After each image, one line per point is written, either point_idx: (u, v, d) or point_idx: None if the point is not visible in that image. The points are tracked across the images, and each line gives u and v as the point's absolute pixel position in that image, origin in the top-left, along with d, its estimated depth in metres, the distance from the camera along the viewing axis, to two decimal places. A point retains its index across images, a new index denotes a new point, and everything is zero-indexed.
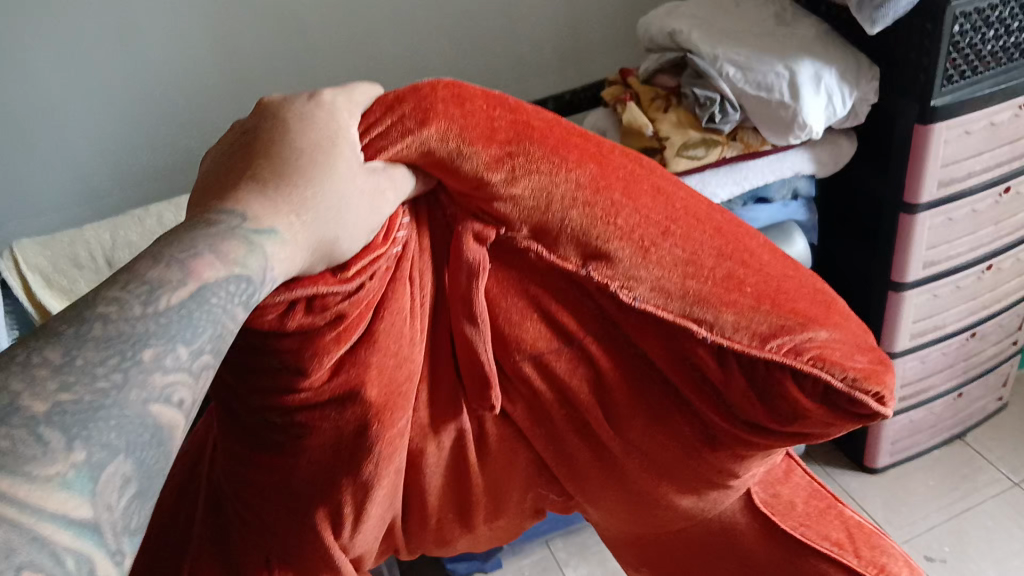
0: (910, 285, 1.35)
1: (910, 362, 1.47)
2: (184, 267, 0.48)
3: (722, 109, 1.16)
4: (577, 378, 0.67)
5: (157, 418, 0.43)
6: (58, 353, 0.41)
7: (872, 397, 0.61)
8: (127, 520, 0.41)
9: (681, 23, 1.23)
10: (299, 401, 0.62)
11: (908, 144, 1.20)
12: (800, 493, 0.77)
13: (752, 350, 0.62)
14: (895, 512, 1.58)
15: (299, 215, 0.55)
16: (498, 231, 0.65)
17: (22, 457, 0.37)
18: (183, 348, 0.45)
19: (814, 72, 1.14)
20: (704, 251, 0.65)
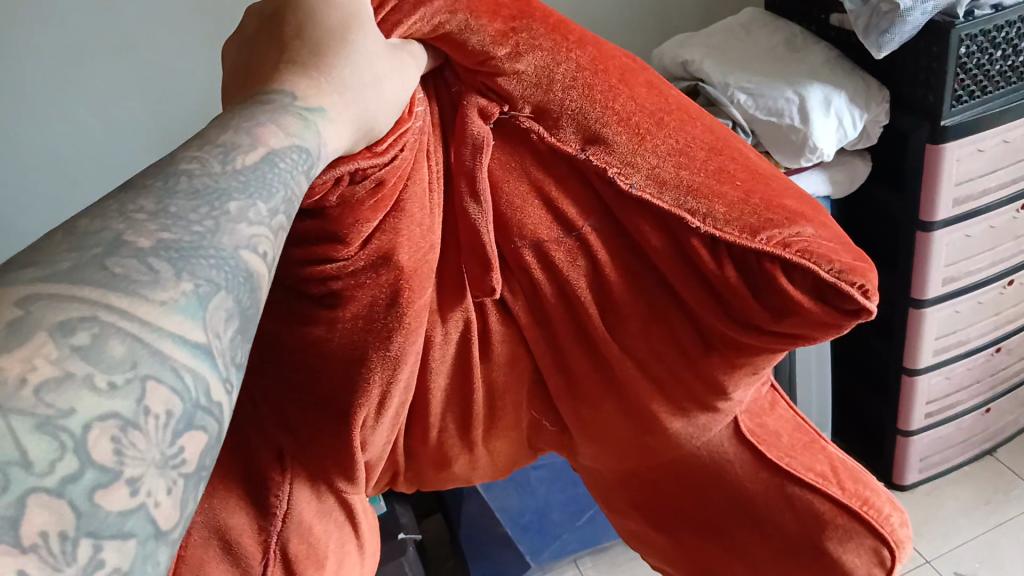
0: (930, 301, 1.36)
1: (936, 379, 1.48)
2: (250, 133, 0.45)
3: (734, 135, 1.20)
4: (577, 270, 0.62)
5: (248, 265, 0.40)
6: (151, 202, 0.39)
7: (858, 292, 0.56)
8: (234, 353, 0.39)
9: (693, 54, 1.28)
10: (328, 270, 0.56)
11: (921, 165, 1.22)
12: (785, 426, 0.70)
13: (743, 241, 0.57)
14: (925, 528, 1.57)
15: (342, 94, 0.51)
16: (501, 109, 0.61)
17: (135, 282, 0.35)
18: (262, 203, 0.43)
19: (823, 96, 1.18)
20: (694, 144, 0.61)
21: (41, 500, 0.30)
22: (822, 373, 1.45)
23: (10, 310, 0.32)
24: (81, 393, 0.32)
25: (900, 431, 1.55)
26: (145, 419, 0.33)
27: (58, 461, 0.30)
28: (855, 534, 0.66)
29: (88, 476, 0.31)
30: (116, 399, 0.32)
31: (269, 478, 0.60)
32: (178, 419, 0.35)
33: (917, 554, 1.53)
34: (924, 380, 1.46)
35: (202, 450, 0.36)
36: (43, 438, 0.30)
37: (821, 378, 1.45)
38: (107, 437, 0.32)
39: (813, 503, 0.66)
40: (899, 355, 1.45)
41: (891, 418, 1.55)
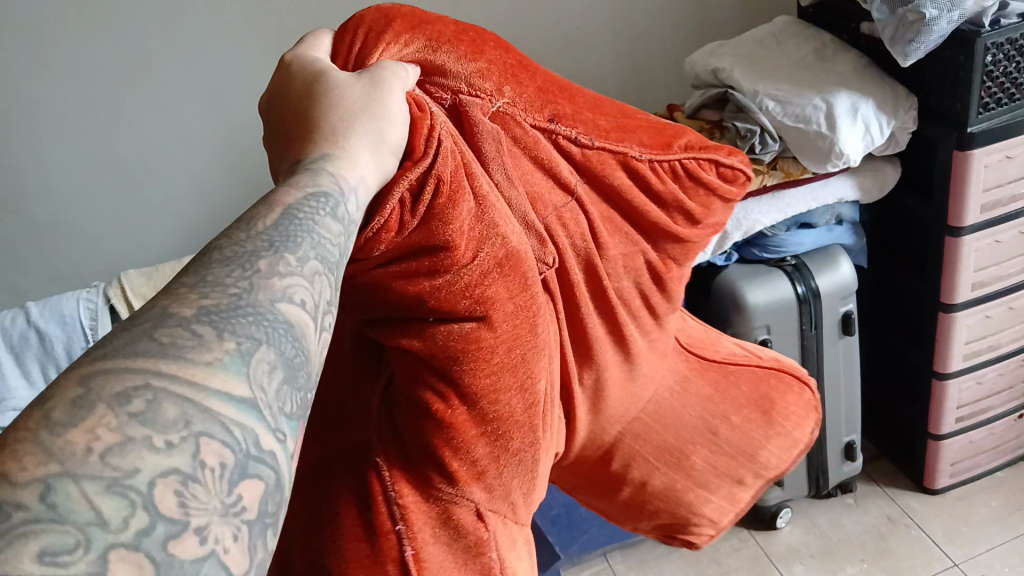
0: (960, 306, 1.37)
1: (966, 384, 1.48)
2: (268, 201, 0.43)
3: (762, 141, 1.23)
4: (584, 233, 0.59)
5: (287, 315, 0.38)
6: (191, 276, 0.38)
7: (739, 161, 0.66)
8: (286, 404, 0.36)
9: (724, 61, 1.32)
10: (433, 286, 0.50)
11: (949, 171, 1.24)
12: (688, 331, 0.78)
13: (669, 154, 0.62)
14: (955, 533, 1.57)
15: (352, 131, 0.49)
16: (478, 100, 0.56)
17: (182, 346, 0.34)
18: (290, 254, 0.40)
19: (850, 104, 1.20)
20: (603, 102, 0.64)
21: (121, 555, 0.29)
22: (852, 376, 1.47)
23: (71, 388, 0.31)
24: (142, 453, 0.30)
25: (931, 436, 1.56)
26: (205, 473, 0.32)
27: (131, 516, 0.29)
28: (787, 386, 0.77)
29: (160, 530, 0.30)
30: (175, 454, 0.31)
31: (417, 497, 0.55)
32: (235, 469, 0.33)
33: (946, 558, 1.52)
34: (955, 385, 1.47)
35: (263, 498, 0.33)
36: (113, 498, 0.29)
37: (850, 381, 1.47)
38: (172, 492, 0.30)
39: (755, 376, 0.76)
40: (929, 359, 1.47)
41: (922, 422, 1.56)
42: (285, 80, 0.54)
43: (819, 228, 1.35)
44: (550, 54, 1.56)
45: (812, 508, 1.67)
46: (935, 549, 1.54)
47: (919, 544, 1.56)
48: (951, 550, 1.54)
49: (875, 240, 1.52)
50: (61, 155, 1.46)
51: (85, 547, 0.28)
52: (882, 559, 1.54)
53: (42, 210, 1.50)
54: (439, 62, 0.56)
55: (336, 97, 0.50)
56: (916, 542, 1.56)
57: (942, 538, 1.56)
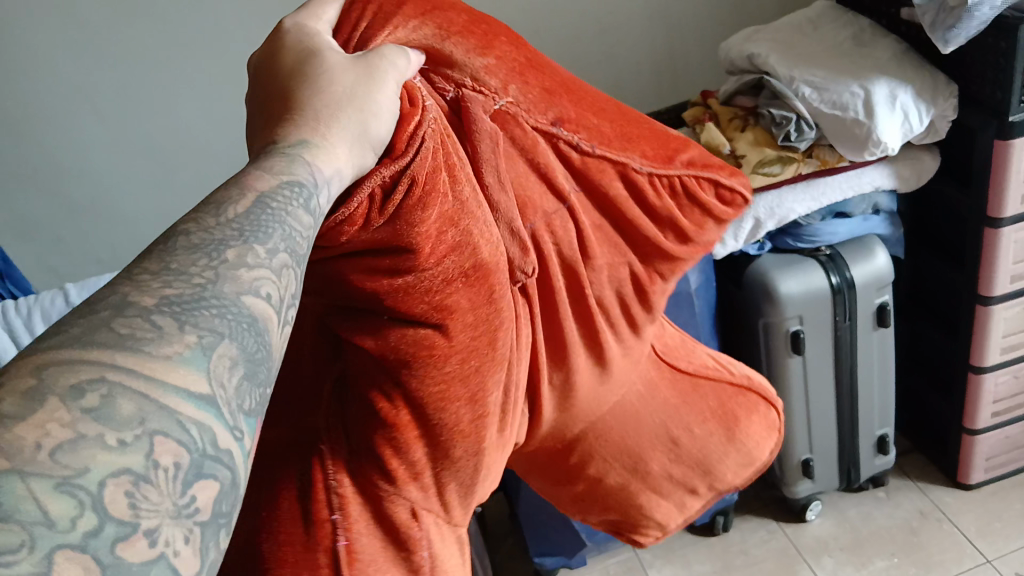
0: (997, 298, 1.35)
1: (1002, 378, 1.46)
2: (240, 185, 0.44)
3: (799, 128, 1.21)
4: (570, 237, 0.61)
5: (251, 308, 0.39)
6: (155, 263, 0.38)
7: (739, 186, 0.69)
8: (243, 402, 0.37)
9: (760, 47, 1.31)
10: (394, 286, 0.52)
11: (989, 161, 1.21)
12: (669, 338, 0.80)
13: (671, 168, 0.65)
14: (989, 528, 1.55)
15: (330, 118, 0.49)
16: (490, 100, 0.58)
17: (141, 340, 0.35)
18: (259, 246, 0.41)
19: (889, 91, 1.18)
20: (609, 109, 0.65)
21: (67, 555, 0.29)
22: (885, 369, 1.45)
23: (25, 380, 0.32)
24: (95, 451, 0.31)
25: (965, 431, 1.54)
26: (157, 473, 0.33)
27: (78, 518, 0.30)
28: (752, 405, 0.81)
29: (110, 529, 0.31)
30: (128, 453, 0.32)
31: (374, 495, 0.58)
32: (187, 468, 0.34)
33: (978, 553, 1.50)
34: (991, 379, 1.45)
35: (216, 498, 0.35)
36: (62, 497, 0.30)
37: (884, 373, 1.45)
38: (123, 490, 0.31)
39: (724, 394, 0.79)
40: (964, 352, 1.44)
41: (956, 416, 1.53)
42: (280, 51, 0.53)
43: (854, 218, 1.34)
44: (584, 40, 1.55)
45: (842, 501, 1.65)
46: (967, 544, 1.52)
47: (951, 539, 1.54)
48: (984, 545, 1.52)
49: (912, 231, 1.49)
50: (100, 139, 1.48)
51: (30, 546, 0.29)
52: (913, 553, 1.53)
53: (81, 193, 1.53)
54: (455, 57, 0.57)
55: (329, 81, 0.50)
56: (948, 536, 1.54)
57: (975, 534, 1.54)
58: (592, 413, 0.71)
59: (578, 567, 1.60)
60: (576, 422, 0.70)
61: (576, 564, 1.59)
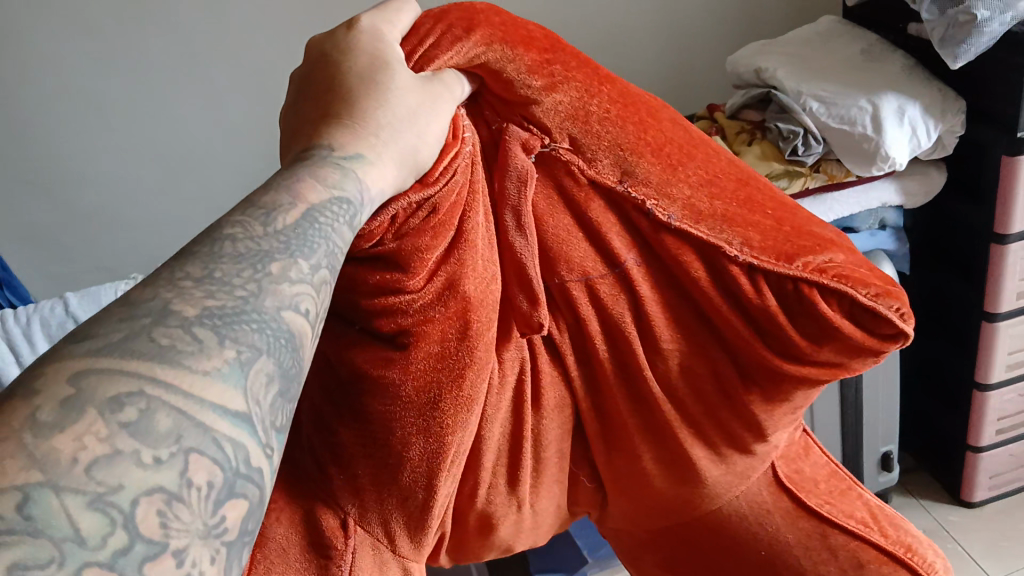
0: (1003, 315, 1.34)
1: (1008, 395, 1.45)
2: (292, 192, 0.53)
3: (805, 142, 1.21)
4: (620, 305, 0.67)
5: (288, 323, 0.47)
6: (198, 268, 0.46)
7: (894, 313, 0.62)
8: (273, 417, 0.45)
9: (768, 61, 1.31)
10: (386, 304, 0.61)
11: (998, 176, 1.21)
12: (819, 470, 0.79)
13: (779, 267, 0.64)
14: (994, 547, 1.53)
15: (378, 136, 0.60)
16: (542, 142, 0.68)
17: (181, 352, 0.41)
18: (304, 262, 0.50)
19: (897, 106, 1.18)
20: (721, 176, 0.70)
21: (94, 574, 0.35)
22: (891, 384, 1.44)
23: (64, 388, 0.38)
24: (129, 468, 0.37)
25: (970, 449, 1.53)
26: (188, 491, 0.39)
27: (110, 536, 0.36)
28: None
29: (138, 550, 0.37)
30: (162, 471, 0.38)
31: (324, 514, 0.64)
32: (220, 487, 0.40)
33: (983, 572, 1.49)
34: (996, 396, 1.44)
35: (243, 516, 0.42)
36: (94, 514, 0.36)
37: (890, 388, 1.44)
38: (154, 509, 0.37)
39: (857, 551, 0.73)
40: (970, 369, 1.43)
41: (961, 434, 1.53)
42: (331, 60, 0.64)
43: (861, 233, 1.32)
44: (592, 50, 1.55)
45: None
46: (972, 563, 1.51)
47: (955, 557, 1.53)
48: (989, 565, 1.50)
49: (919, 246, 1.49)
50: (106, 145, 1.47)
51: (60, 562, 0.34)
52: None
53: (86, 199, 1.52)
54: (520, 88, 0.68)
55: (391, 106, 0.61)
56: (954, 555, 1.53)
57: (979, 553, 1.53)
58: (662, 500, 0.74)
59: None
60: (643, 500, 0.75)
61: None
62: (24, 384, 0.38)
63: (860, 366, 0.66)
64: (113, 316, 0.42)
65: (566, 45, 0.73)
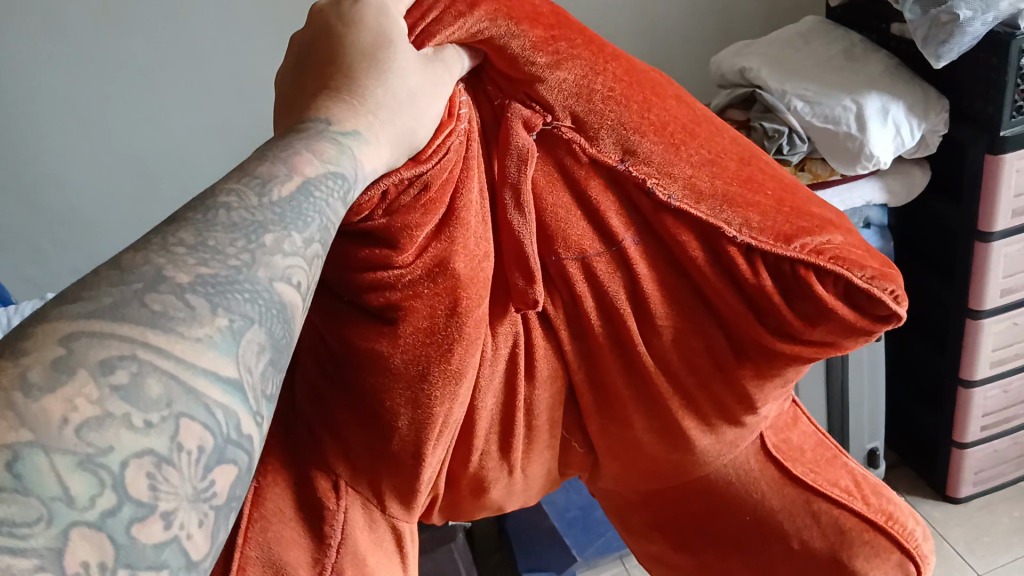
0: (987, 312, 1.35)
1: (992, 391, 1.46)
2: (288, 163, 0.51)
3: (790, 142, 1.22)
4: (615, 284, 0.64)
5: (281, 295, 0.45)
6: (191, 235, 0.44)
7: (890, 297, 0.61)
8: (264, 384, 0.43)
9: (751, 61, 1.31)
10: (378, 280, 0.59)
11: (980, 175, 1.22)
12: (806, 440, 0.77)
13: (778, 249, 0.61)
14: (977, 543, 1.55)
15: (376, 115, 0.57)
16: (544, 120, 0.64)
17: (173, 319, 0.40)
18: (298, 235, 0.48)
19: (880, 105, 1.19)
20: (725, 155, 0.66)
21: (82, 534, 0.34)
22: (876, 381, 1.45)
23: (54, 350, 0.37)
24: (119, 431, 0.36)
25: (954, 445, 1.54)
26: (178, 455, 0.38)
27: (98, 497, 0.35)
28: (881, 547, 0.71)
29: (125, 511, 0.35)
30: (151, 436, 0.37)
31: (318, 486, 0.63)
32: (209, 453, 0.39)
33: (968, 568, 1.50)
34: (980, 393, 1.45)
35: (232, 482, 0.40)
36: (84, 477, 0.35)
37: (873, 385, 1.45)
38: (143, 473, 0.36)
39: (840, 518, 0.72)
40: (954, 366, 1.44)
41: (946, 430, 1.54)
42: (333, 28, 0.60)
43: None
44: None
45: None
46: (956, 558, 1.52)
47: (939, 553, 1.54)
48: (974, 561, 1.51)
49: (901, 246, 1.50)
50: (87, 146, 1.46)
51: (48, 521, 0.33)
52: None
53: (67, 201, 1.51)
54: (523, 63, 0.64)
55: (393, 85, 0.58)
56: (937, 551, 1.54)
57: (963, 549, 1.54)
58: (655, 467, 0.72)
59: None
60: (636, 467, 0.72)
61: None
62: (13, 341, 0.37)
63: (849, 346, 0.65)
64: (106, 273, 0.41)
65: (571, 20, 0.69)
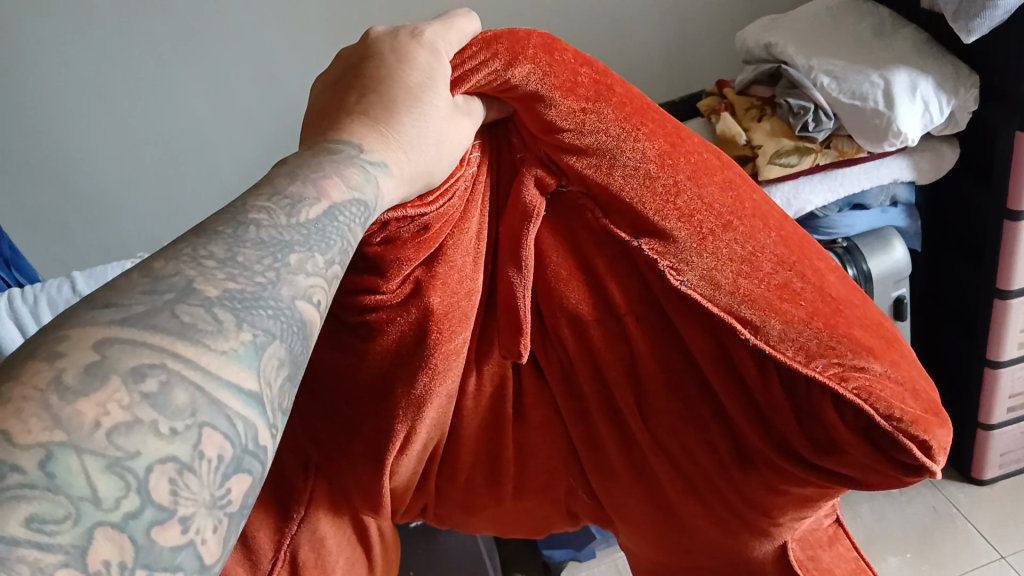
0: (1016, 293, 1.33)
1: (1020, 373, 1.44)
2: (317, 185, 0.51)
3: (816, 118, 1.20)
4: (612, 354, 0.64)
5: (302, 313, 0.45)
6: (221, 249, 0.44)
7: (918, 446, 0.59)
8: (282, 401, 0.43)
9: (777, 36, 1.30)
10: (371, 303, 0.61)
11: (1010, 153, 1.19)
12: (842, 566, 0.70)
13: (796, 364, 0.60)
14: (1003, 525, 1.53)
15: (406, 151, 0.57)
16: (557, 181, 0.65)
17: (200, 331, 0.40)
18: (320, 255, 0.48)
19: (909, 81, 1.16)
20: (762, 252, 0.63)
21: (106, 532, 0.34)
22: None
23: (88, 354, 0.37)
24: (146, 436, 0.36)
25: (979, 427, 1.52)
26: (200, 463, 0.37)
27: (123, 498, 0.34)
28: None
29: (147, 514, 0.35)
30: (177, 443, 0.36)
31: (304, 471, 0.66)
32: (229, 462, 0.38)
33: (993, 550, 1.49)
34: (1008, 374, 1.43)
35: (246, 492, 0.40)
36: (110, 477, 0.34)
37: None
38: (166, 477, 0.36)
39: None
40: (980, 347, 1.42)
41: (971, 412, 1.52)
42: (380, 55, 0.60)
43: (872, 210, 1.31)
44: (599, 26, 1.53)
45: (854, 495, 1.64)
46: (981, 540, 1.51)
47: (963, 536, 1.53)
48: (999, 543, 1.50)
49: (928, 226, 1.48)
50: (113, 132, 1.48)
51: (75, 519, 0.33)
52: (925, 549, 1.51)
53: (94, 186, 1.52)
54: (551, 122, 0.63)
55: (424, 121, 0.58)
56: (961, 534, 1.53)
57: (988, 531, 1.52)
58: (664, 539, 0.71)
59: (586, 559, 1.58)
60: (641, 529, 0.72)
61: (584, 555, 1.57)
62: (44, 345, 0.37)
63: (869, 487, 0.63)
64: (132, 285, 0.41)
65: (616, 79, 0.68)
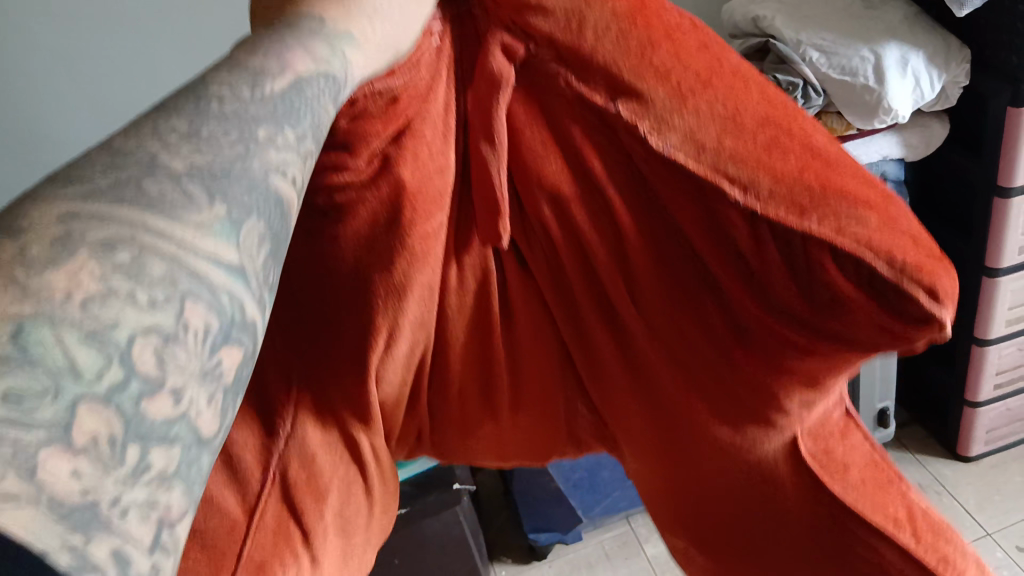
0: (1004, 270, 1.31)
1: (1007, 350, 1.43)
2: (279, 54, 0.39)
3: (805, 94, 1.16)
4: (591, 228, 0.53)
5: (280, 192, 0.36)
6: (184, 121, 0.35)
7: (931, 299, 0.49)
8: (265, 275, 0.36)
9: (765, 9, 1.26)
10: (323, 190, 0.52)
11: (1002, 127, 1.16)
12: (859, 457, 0.58)
13: (790, 221, 0.49)
14: (988, 501, 1.53)
15: (370, 15, 0.44)
16: (527, 47, 0.52)
17: (173, 204, 0.32)
18: (292, 129, 0.38)
19: (899, 55, 1.14)
20: (748, 113, 0.51)
21: (92, 414, 0.28)
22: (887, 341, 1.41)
23: (51, 226, 0.29)
24: (126, 306, 0.29)
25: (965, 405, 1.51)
26: (185, 333, 0.31)
27: (105, 368, 0.28)
28: None
29: (135, 384, 0.29)
30: (157, 314, 0.30)
31: None
32: (215, 332, 0.32)
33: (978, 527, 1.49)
34: (994, 352, 1.42)
35: (238, 363, 0.34)
36: (90, 346, 0.28)
37: None
38: (150, 349, 0.30)
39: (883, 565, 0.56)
40: (968, 324, 1.41)
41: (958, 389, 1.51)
42: None
43: None
44: None
45: None
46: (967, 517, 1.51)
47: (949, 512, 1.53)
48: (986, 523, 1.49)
49: (919, 200, 1.46)
50: None
51: (56, 394, 0.27)
52: None
53: None
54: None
55: None
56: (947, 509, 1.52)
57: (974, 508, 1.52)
58: (663, 450, 0.59)
59: (571, 542, 1.57)
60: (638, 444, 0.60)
61: (569, 538, 1.56)
62: (4, 215, 0.30)
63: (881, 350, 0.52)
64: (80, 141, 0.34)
65: None
